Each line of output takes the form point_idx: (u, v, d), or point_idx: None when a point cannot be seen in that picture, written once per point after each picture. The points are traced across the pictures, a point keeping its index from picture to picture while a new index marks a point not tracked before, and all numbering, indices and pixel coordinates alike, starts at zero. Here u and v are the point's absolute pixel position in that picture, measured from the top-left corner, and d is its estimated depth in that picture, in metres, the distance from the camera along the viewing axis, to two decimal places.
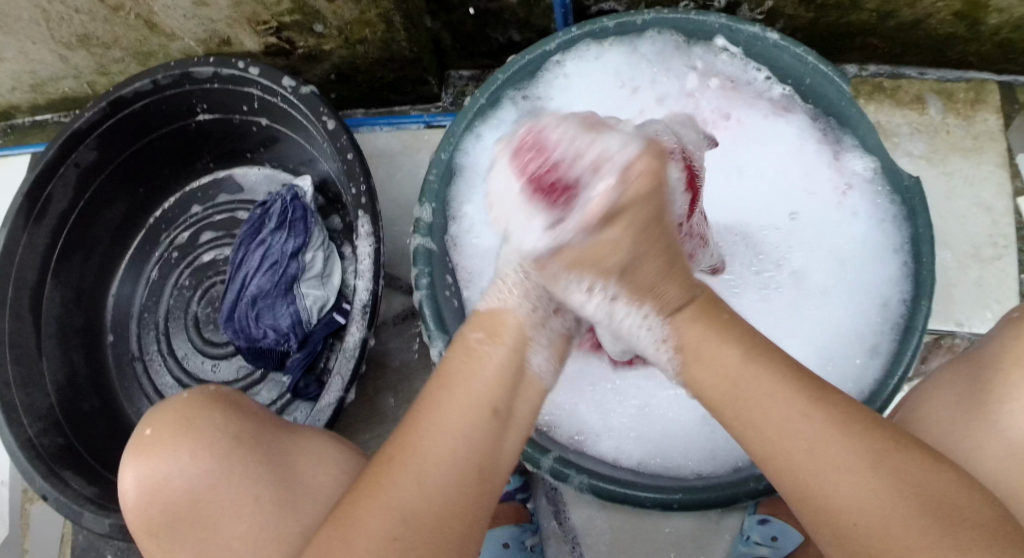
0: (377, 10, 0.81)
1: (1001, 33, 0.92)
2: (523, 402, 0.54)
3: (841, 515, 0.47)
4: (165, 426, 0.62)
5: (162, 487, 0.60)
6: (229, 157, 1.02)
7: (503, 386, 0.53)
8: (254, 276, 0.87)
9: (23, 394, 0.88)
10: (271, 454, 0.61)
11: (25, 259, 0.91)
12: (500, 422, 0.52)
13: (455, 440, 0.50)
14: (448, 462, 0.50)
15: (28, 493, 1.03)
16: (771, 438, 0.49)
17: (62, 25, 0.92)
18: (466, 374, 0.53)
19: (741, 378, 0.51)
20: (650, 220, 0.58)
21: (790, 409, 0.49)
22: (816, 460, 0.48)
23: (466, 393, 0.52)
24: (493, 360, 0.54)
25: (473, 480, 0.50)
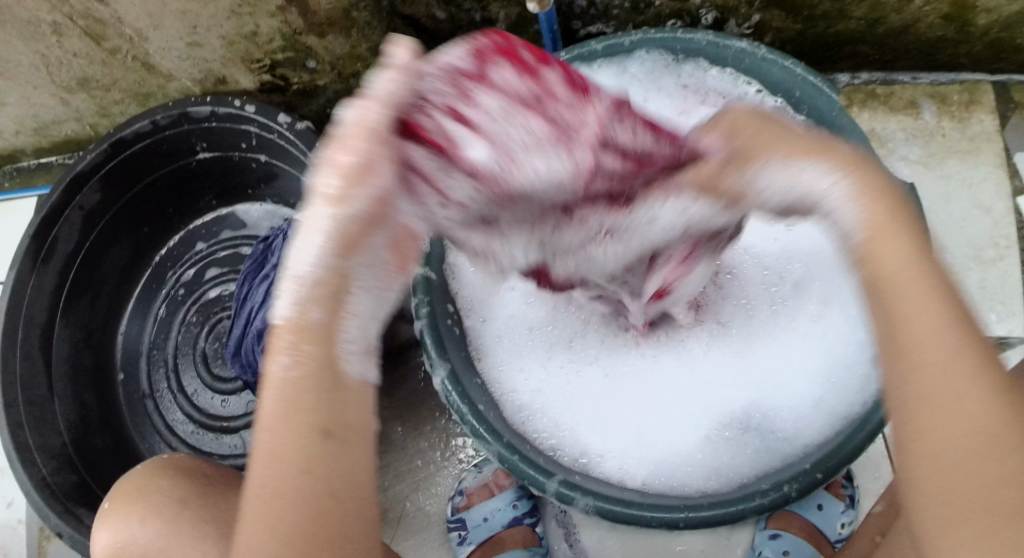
0: (368, 44, 0.82)
1: (992, 33, 0.92)
2: (354, 409, 0.48)
3: (944, 449, 0.42)
4: (120, 497, 0.69)
5: (124, 550, 0.67)
6: (231, 194, 1.04)
7: (321, 399, 0.46)
8: (258, 311, 0.88)
9: (35, 433, 0.89)
10: (217, 513, 0.67)
11: (33, 300, 0.92)
12: (336, 437, 0.46)
13: (283, 471, 0.45)
14: (288, 499, 0.44)
15: (45, 530, 1.04)
16: (914, 343, 0.44)
17: (61, 70, 0.93)
18: (278, 405, 0.46)
19: (916, 280, 0.46)
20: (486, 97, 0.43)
21: (950, 325, 0.44)
22: (948, 383, 0.42)
23: (285, 414, 0.46)
24: (289, 384, 0.46)
25: (322, 505, 0.45)
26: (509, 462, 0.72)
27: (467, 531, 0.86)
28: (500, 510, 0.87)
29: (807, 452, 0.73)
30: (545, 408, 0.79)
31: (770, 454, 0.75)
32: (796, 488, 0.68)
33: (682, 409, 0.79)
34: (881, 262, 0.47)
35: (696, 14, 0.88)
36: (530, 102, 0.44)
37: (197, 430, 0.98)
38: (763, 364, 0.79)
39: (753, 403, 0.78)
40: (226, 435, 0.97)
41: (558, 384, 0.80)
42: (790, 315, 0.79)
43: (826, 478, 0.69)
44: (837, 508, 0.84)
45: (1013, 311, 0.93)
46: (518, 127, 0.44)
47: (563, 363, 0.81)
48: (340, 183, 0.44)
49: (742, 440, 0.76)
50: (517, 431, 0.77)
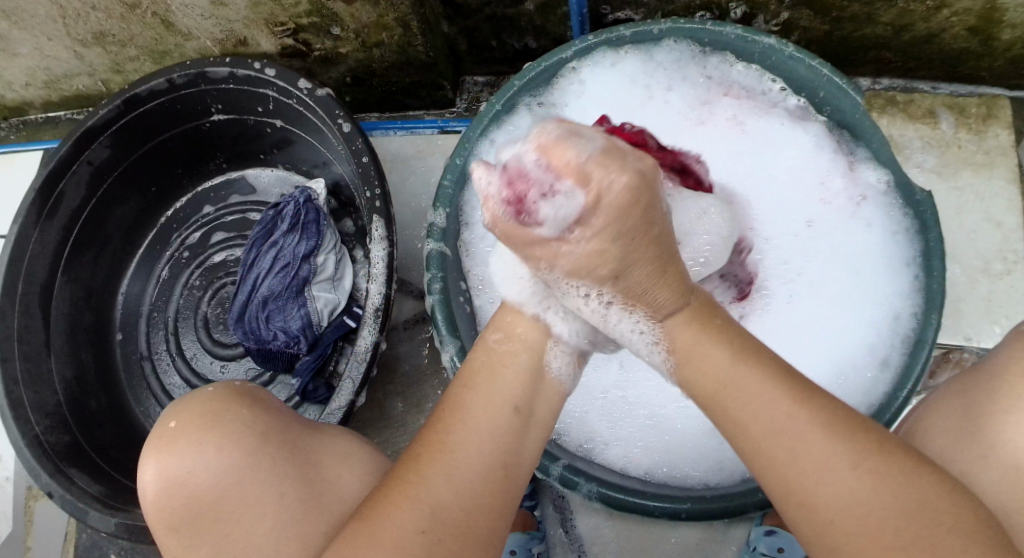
0: (395, 14, 0.81)
1: (1014, 48, 0.92)
2: (545, 401, 0.56)
3: (823, 525, 0.47)
4: (192, 418, 0.60)
5: (185, 483, 0.59)
6: (242, 158, 1.02)
7: (525, 382, 0.55)
8: (265, 278, 0.87)
9: (30, 390, 0.87)
10: (294, 452, 0.61)
11: (35, 256, 0.91)
12: (524, 420, 0.54)
13: (479, 444, 0.51)
14: (467, 464, 0.51)
15: (32, 489, 1.02)
16: (759, 443, 0.49)
17: (78, 23, 0.92)
18: (490, 377, 0.54)
19: (737, 382, 0.50)
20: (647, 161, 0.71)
21: (783, 416, 0.48)
22: (805, 471, 0.47)
23: (490, 386, 0.54)
24: (516, 357, 0.56)
25: (495, 475, 0.51)
26: None
27: None
28: None
29: None
30: None
31: None
32: None
33: None
34: (699, 368, 0.52)
35: (726, 7, 0.88)
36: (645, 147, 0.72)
37: None
38: None
39: None
40: None
41: None
42: (802, 309, 0.81)
43: None
44: None
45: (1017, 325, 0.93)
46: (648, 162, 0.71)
47: None
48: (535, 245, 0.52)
49: None
50: None
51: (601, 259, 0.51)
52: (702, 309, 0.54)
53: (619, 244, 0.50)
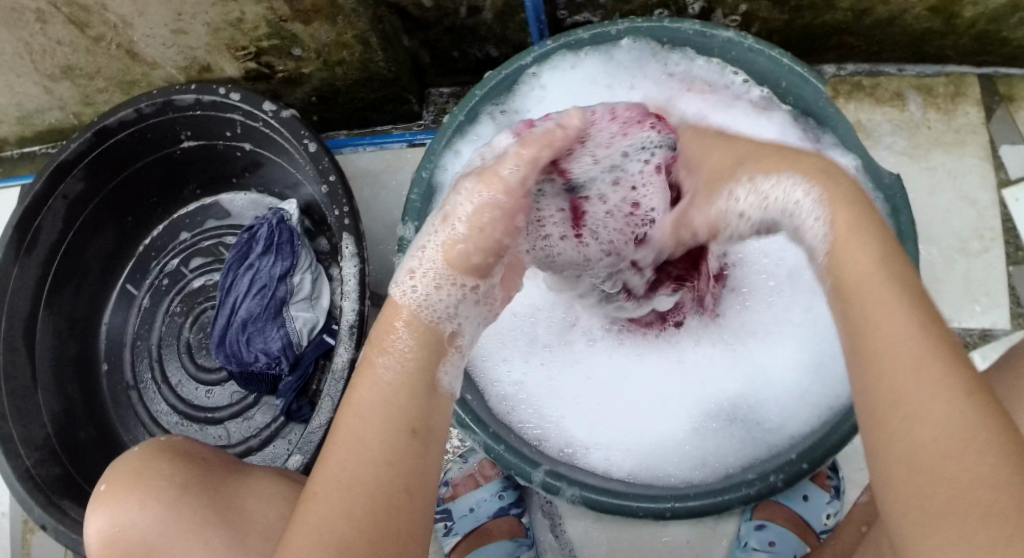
0: (354, 31, 0.81)
1: (978, 25, 0.92)
2: (440, 417, 0.52)
3: (916, 451, 0.42)
4: (118, 480, 0.65)
5: (121, 536, 0.64)
6: (215, 183, 1.03)
7: (414, 400, 0.51)
8: (242, 301, 0.87)
9: (19, 424, 0.88)
10: (217, 498, 0.65)
11: (16, 290, 0.91)
12: (420, 440, 0.50)
13: (370, 469, 0.48)
14: (360, 489, 0.47)
15: (28, 522, 1.03)
16: (883, 352, 0.44)
17: (45, 58, 0.92)
18: (367, 397, 0.50)
19: (873, 283, 0.47)
20: (750, 188, 0.56)
21: (913, 324, 0.44)
22: (920, 387, 0.43)
23: (375, 407, 0.50)
24: (390, 378, 0.51)
25: (396, 497, 0.47)
26: (494, 452, 0.72)
27: (453, 522, 0.87)
28: (486, 500, 0.86)
29: (793, 441, 0.72)
30: (529, 399, 0.79)
31: (755, 445, 0.75)
32: (782, 478, 0.68)
33: (666, 402, 0.79)
34: (843, 262, 0.49)
35: (683, 3, 0.88)
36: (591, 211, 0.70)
37: (181, 421, 0.97)
38: (748, 359, 0.79)
39: (739, 397, 0.78)
40: (211, 426, 0.96)
41: (540, 377, 0.80)
42: (784, 304, 0.78)
43: (812, 468, 0.68)
44: (823, 499, 0.84)
45: (998, 302, 0.93)
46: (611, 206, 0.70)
47: (543, 357, 0.81)
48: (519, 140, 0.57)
49: (728, 432, 0.76)
50: (502, 421, 0.76)
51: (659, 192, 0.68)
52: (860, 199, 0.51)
53: (747, 157, 0.58)
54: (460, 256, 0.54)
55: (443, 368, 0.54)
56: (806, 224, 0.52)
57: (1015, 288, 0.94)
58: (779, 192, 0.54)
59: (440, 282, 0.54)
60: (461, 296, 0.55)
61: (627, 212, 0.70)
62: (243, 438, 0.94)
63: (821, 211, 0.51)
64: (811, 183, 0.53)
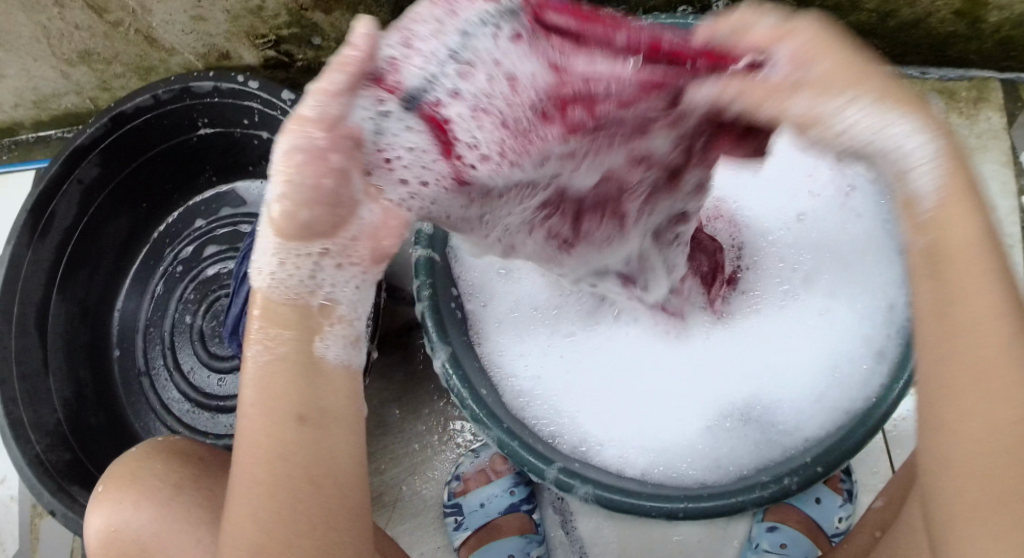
0: (376, 22, 0.81)
1: (1003, 30, 0.91)
2: (334, 390, 0.48)
3: (983, 446, 0.44)
4: (114, 480, 0.66)
5: (118, 536, 0.64)
6: (231, 171, 1.02)
7: (298, 386, 0.46)
8: (257, 290, 0.87)
9: (30, 409, 0.88)
10: (213, 496, 0.65)
11: (30, 275, 0.91)
12: (312, 424, 0.46)
13: (268, 465, 0.46)
14: (264, 485, 0.46)
15: (37, 508, 1.03)
16: (964, 339, 0.45)
17: (62, 42, 0.92)
18: (257, 393, 0.47)
19: (973, 261, 0.45)
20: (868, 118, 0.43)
21: (994, 313, 0.45)
22: (995, 379, 0.44)
23: (264, 404, 0.46)
24: (266, 369, 0.46)
25: (299, 490, 0.46)
26: (509, 448, 0.72)
27: (463, 517, 0.86)
28: (497, 496, 0.87)
29: (807, 446, 0.72)
30: (544, 395, 0.79)
31: (770, 447, 0.74)
32: (796, 480, 0.68)
33: (680, 400, 0.78)
34: (940, 235, 0.46)
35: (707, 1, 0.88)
36: (513, 123, 0.39)
37: (193, 409, 0.97)
38: (765, 360, 0.78)
39: (755, 397, 0.77)
40: (222, 414, 0.96)
41: (557, 370, 0.79)
42: (798, 306, 0.78)
43: (826, 471, 0.69)
44: (834, 502, 0.83)
45: None
46: (493, 103, 0.38)
47: (563, 350, 0.80)
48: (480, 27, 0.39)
49: (742, 433, 0.76)
50: (516, 417, 0.76)
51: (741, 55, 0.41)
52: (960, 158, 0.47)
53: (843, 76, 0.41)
54: (296, 219, 0.43)
55: (326, 341, 0.47)
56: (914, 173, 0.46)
57: None
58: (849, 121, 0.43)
59: (284, 256, 0.44)
60: (315, 264, 0.45)
61: (502, 92, 0.38)
62: None
63: (931, 172, 0.46)
64: (927, 132, 0.45)
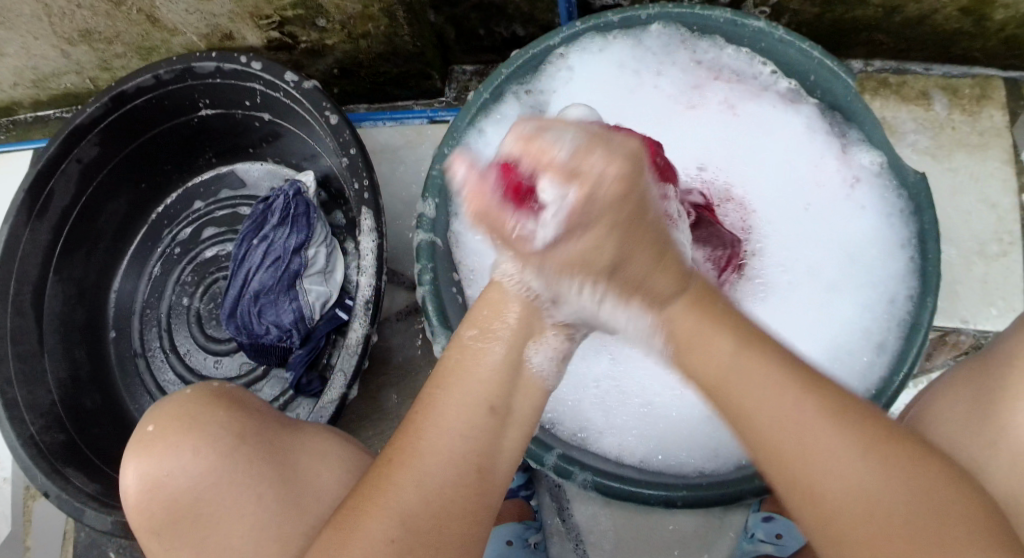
0: (381, 5, 0.81)
1: (1007, 28, 0.91)
2: (524, 400, 0.54)
3: (836, 510, 0.45)
4: (169, 422, 0.63)
5: (164, 483, 0.61)
6: (232, 152, 1.02)
7: (501, 378, 0.53)
8: (256, 272, 0.86)
9: (25, 390, 0.87)
10: (271, 453, 0.63)
11: (26, 255, 0.90)
12: (499, 419, 0.52)
13: (452, 444, 0.50)
14: (436, 463, 0.49)
15: (30, 489, 1.02)
16: (769, 431, 0.48)
17: (64, 21, 0.91)
18: (463, 374, 0.52)
19: (748, 369, 0.49)
20: (596, 296, 0.55)
21: (788, 397, 0.47)
22: (813, 455, 0.46)
23: (465, 387, 0.52)
24: (490, 355, 0.53)
25: (468, 476, 0.50)
26: None
27: None
28: None
29: None
30: None
31: None
32: None
33: None
34: (707, 367, 0.51)
35: None
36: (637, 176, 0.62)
37: None
38: None
39: None
40: None
41: None
42: (799, 295, 0.79)
43: None
44: None
45: (1014, 306, 0.92)
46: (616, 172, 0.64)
47: None
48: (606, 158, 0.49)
49: None
50: None
51: (600, 253, 0.51)
52: (703, 297, 0.53)
53: (612, 272, 0.52)
54: None
55: (534, 352, 0.56)
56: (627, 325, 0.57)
57: None
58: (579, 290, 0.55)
59: None
60: None
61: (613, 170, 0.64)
62: None
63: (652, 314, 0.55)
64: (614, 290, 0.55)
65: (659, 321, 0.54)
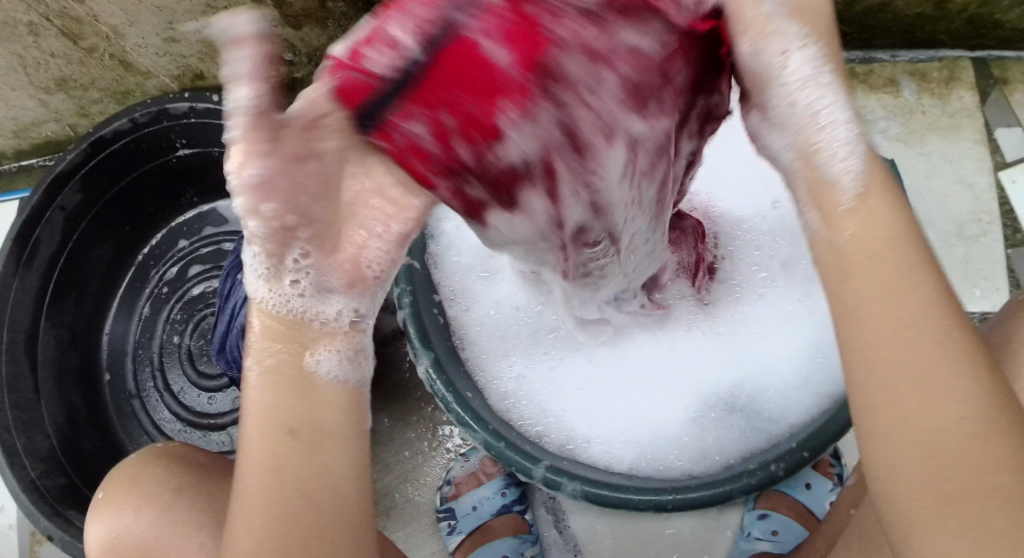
0: (344, 34, 0.83)
1: (970, 8, 0.92)
2: (325, 408, 0.49)
3: (931, 435, 0.40)
4: (115, 486, 0.68)
5: (116, 543, 0.66)
6: (212, 191, 1.04)
7: (300, 403, 0.48)
8: (242, 306, 0.88)
9: (23, 436, 0.88)
10: (211, 501, 0.67)
11: (17, 305, 0.90)
12: (308, 437, 0.47)
13: (260, 477, 0.46)
14: (254, 498, 0.46)
15: (36, 534, 1.03)
16: (889, 332, 0.42)
17: (39, 70, 0.93)
18: (255, 404, 0.48)
19: (890, 261, 0.43)
20: (809, 61, 0.46)
21: (922, 308, 0.42)
22: (931, 377, 0.40)
23: (257, 416, 0.48)
24: (262, 381, 0.48)
25: (290, 503, 0.46)
26: (496, 449, 0.72)
27: (456, 521, 0.87)
28: (488, 498, 0.87)
29: (793, 430, 0.72)
30: (529, 395, 0.79)
31: (756, 434, 0.74)
32: (783, 466, 0.68)
33: (667, 393, 0.79)
34: (858, 235, 0.45)
35: None
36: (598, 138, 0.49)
37: (184, 428, 0.98)
38: (746, 345, 0.79)
39: (738, 385, 0.78)
40: (213, 432, 0.96)
41: (542, 371, 0.80)
42: (778, 293, 0.79)
43: (813, 456, 0.68)
44: (826, 487, 0.84)
45: (998, 285, 0.93)
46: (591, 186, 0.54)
47: (546, 354, 0.81)
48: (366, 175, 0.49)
49: (728, 422, 0.76)
50: (501, 417, 0.76)
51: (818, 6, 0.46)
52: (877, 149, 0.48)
53: (834, 47, 0.47)
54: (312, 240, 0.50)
55: (317, 360, 0.49)
56: (836, 150, 0.47)
57: (1014, 271, 0.93)
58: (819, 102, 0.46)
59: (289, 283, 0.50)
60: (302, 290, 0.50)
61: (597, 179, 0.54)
62: None
63: (852, 166, 0.46)
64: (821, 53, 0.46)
65: (865, 141, 0.47)
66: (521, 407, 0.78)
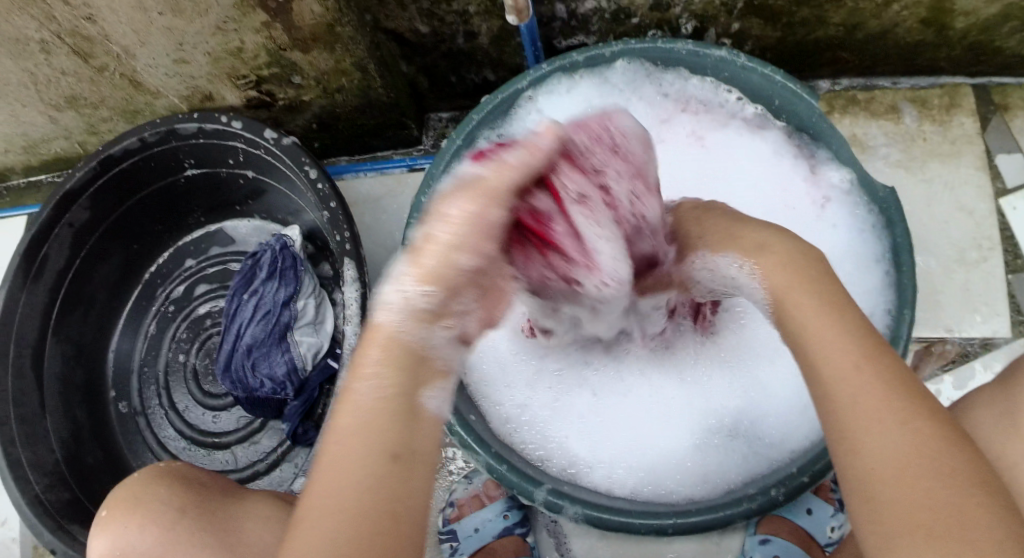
0: (352, 59, 0.83)
1: (970, 36, 0.92)
2: (422, 441, 0.50)
3: (875, 474, 0.45)
4: (119, 504, 0.69)
5: None
6: (219, 210, 1.04)
7: (396, 423, 0.49)
8: (248, 325, 0.88)
9: (28, 450, 0.89)
10: (215, 521, 0.68)
11: (24, 318, 0.92)
12: (404, 465, 0.48)
13: (357, 495, 0.46)
14: (345, 515, 0.45)
15: (38, 548, 1.04)
16: (828, 384, 0.49)
17: (50, 88, 0.94)
18: (355, 422, 0.48)
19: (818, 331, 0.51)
20: (736, 263, 0.60)
21: (852, 365, 0.48)
22: (865, 418, 0.46)
23: (360, 437, 0.48)
24: (370, 401, 0.49)
25: (379, 523, 0.45)
26: (497, 472, 0.72)
27: (458, 542, 0.88)
28: (491, 519, 0.87)
29: (794, 456, 0.73)
30: (532, 420, 0.80)
31: (756, 460, 0.75)
32: (783, 491, 0.69)
33: (670, 418, 0.79)
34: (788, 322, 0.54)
35: (676, 24, 0.90)
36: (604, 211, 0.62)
37: (189, 446, 0.98)
38: (747, 371, 0.79)
39: (740, 411, 0.78)
40: (217, 451, 0.97)
41: (546, 399, 0.81)
42: None
43: (814, 481, 0.68)
44: (826, 512, 0.85)
45: (998, 310, 0.94)
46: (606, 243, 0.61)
47: (551, 383, 0.81)
48: (458, 197, 0.50)
49: (729, 448, 0.77)
50: (505, 442, 0.77)
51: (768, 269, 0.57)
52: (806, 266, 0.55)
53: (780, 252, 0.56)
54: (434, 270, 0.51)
55: (425, 393, 0.52)
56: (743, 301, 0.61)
57: (1015, 297, 0.94)
58: (726, 268, 0.61)
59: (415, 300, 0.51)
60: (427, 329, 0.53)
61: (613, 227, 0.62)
62: (251, 463, 0.96)
63: (755, 280, 0.58)
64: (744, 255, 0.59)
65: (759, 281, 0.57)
66: (525, 434, 0.79)
